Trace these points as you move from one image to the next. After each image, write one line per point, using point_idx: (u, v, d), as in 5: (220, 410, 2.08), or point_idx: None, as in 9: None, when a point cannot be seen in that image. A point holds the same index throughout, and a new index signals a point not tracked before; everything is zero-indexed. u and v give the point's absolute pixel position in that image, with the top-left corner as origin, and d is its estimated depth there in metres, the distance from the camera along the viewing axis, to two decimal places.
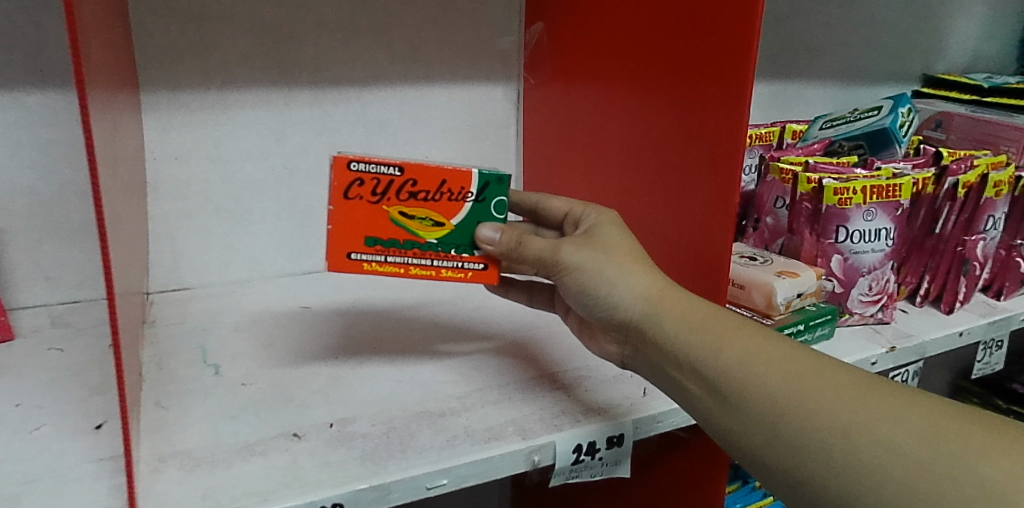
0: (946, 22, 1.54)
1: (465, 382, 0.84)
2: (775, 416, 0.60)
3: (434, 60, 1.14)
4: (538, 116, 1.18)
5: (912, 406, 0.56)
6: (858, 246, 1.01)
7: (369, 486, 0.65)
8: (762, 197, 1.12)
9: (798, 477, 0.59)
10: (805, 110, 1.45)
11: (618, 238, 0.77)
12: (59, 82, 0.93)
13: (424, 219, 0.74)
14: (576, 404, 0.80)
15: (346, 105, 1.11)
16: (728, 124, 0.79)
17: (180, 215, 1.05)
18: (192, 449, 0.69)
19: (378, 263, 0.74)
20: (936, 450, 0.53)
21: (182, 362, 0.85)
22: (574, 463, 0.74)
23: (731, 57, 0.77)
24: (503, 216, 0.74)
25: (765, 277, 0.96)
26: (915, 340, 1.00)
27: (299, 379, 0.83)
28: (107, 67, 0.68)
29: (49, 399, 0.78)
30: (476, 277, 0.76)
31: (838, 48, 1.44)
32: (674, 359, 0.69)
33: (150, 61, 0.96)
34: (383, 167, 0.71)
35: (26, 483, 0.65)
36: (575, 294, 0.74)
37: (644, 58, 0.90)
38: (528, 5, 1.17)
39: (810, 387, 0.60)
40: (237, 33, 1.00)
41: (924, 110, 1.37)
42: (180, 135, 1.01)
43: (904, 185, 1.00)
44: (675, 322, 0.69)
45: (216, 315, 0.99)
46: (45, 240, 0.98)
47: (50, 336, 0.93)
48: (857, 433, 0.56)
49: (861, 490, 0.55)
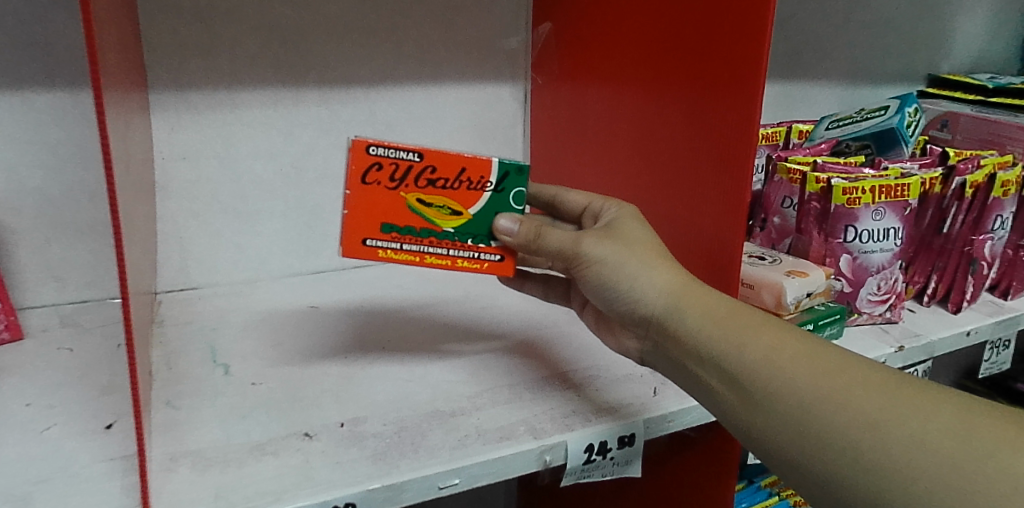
0: (950, 22, 1.54)
1: (475, 381, 0.84)
2: (801, 411, 0.60)
3: (442, 60, 1.14)
4: (546, 115, 1.18)
5: (941, 402, 0.56)
6: (867, 246, 1.01)
7: (382, 486, 0.65)
8: (769, 197, 1.12)
9: (822, 471, 0.59)
10: (810, 111, 1.46)
11: (639, 232, 0.77)
12: (68, 82, 0.93)
13: (442, 207, 0.74)
14: (587, 402, 0.80)
15: (355, 105, 1.11)
16: (741, 113, 0.78)
17: (188, 215, 1.05)
18: (203, 449, 0.69)
19: (393, 250, 0.74)
20: (966, 447, 0.53)
21: (192, 363, 0.85)
22: (586, 463, 0.74)
23: (743, 48, 0.77)
24: (522, 207, 0.75)
25: (774, 277, 0.95)
26: (923, 340, 1.00)
27: (310, 379, 0.82)
28: (118, 65, 0.68)
29: (59, 399, 0.78)
30: (492, 268, 0.77)
31: (844, 48, 1.44)
32: (696, 353, 0.69)
33: (158, 60, 0.96)
34: (403, 152, 0.71)
35: (39, 482, 0.64)
36: (596, 287, 0.74)
37: (655, 56, 0.90)
38: (536, 5, 1.17)
39: (836, 383, 0.60)
40: (245, 33, 1.00)
41: (930, 110, 1.38)
42: (188, 134, 1.01)
43: (913, 185, 1.00)
44: (697, 317, 0.69)
45: (223, 315, 0.99)
46: (53, 240, 0.98)
47: (59, 335, 0.93)
48: (884, 428, 0.56)
49: (886, 484, 0.55)
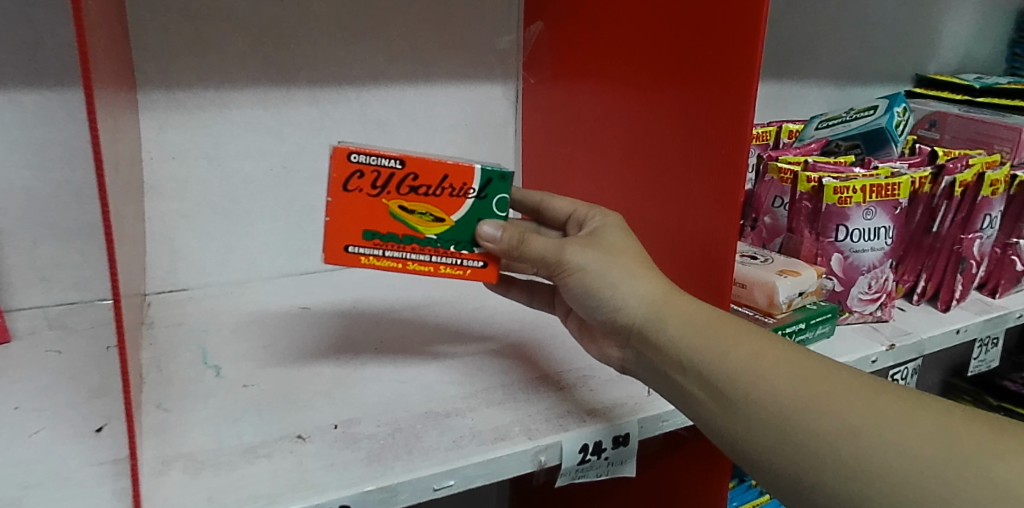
0: (938, 22, 1.56)
1: (468, 382, 0.83)
2: (781, 418, 0.61)
3: (433, 60, 1.14)
4: (538, 118, 1.18)
5: (921, 408, 0.57)
6: (858, 245, 1.01)
7: (376, 487, 0.65)
8: (760, 197, 1.12)
9: (806, 480, 0.59)
10: (800, 111, 1.46)
11: (622, 241, 0.76)
12: (55, 81, 0.91)
13: (424, 214, 0.73)
14: (579, 404, 0.80)
15: (345, 105, 1.10)
16: (734, 122, 0.78)
17: (177, 215, 1.04)
18: (195, 452, 0.69)
19: (376, 257, 0.74)
20: (946, 453, 0.53)
21: (183, 364, 0.84)
22: (580, 463, 0.74)
23: (734, 57, 0.77)
24: (505, 213, 0.74)
25: (766, 276, 0.96)
26: (913, 339, 1.01)
27: (303, 380, 0.82)
28: (107, 66, 0.67)
29: (48, 402, 0.77)
30: (476, 274, 0.76)
31: (833, 48, 1.45)
32: (678, 362, 0.68)
33: (146, 59, 0.95)
34: (385, 159, 0.70)
35: (28, 487, 0.64)
36: (577, 295, 0.74)
37: (647, 60, 0.90)
38: (527, 6, 1.16)
39: (817, 390, 0.60)
40: (236, 33, 0.99)
41: (918, 110, 1.38)
42: (178, 134, 1.00)
43: (903, 185, 1.00)
44: (678, 326, 0.69)
45: (214, 316, 0.98)
46: (41, 241, 0.97)
47: (47, 337, 0.92)
48: (867, 435, 0.56)
49: (870, 491, 0.55)
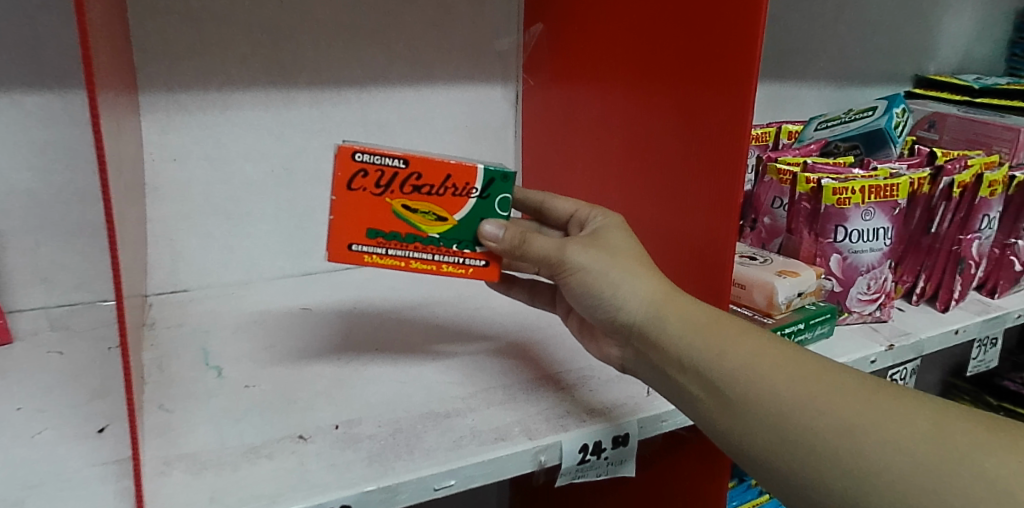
0: (937, 23, 1.56)
1: (469, 382, 0.84)
2: (778, 416, 0.61)
3: (434, 61, 1.14)
4: (538, 118, 1.18)
5: (915, 406, 0.57)
6: (857, 245, 1.02)
7: (377, 487, 0.65)
8: (759, 197, 1.13)
9: (802, 478, 0.59)
10: (799, 111, 1.47)
11: (623, 241, 0.77)
12: (57, 82, 0.92)
13: (427, 213, 0.73)
14: (579, 404, 0.80)
15: (346, 106, 1.11)
16: (732, 121, 0.78)
17: (178, 216, 1.04)
18: (197, 452, 0.69)
19: (379, 255, 0.74)
20: (941, 450, 0.54)
21: (184, 365, 0.85)
22: (580, 463, 0.74)
23: (733, 57, 0.77)
24: (507, 213, 0.74)
25: (766, 277, 0.97)
26: (912, 339, 1.01)
27: (304, 380, 0.82)
28: (109, 67, 0.68)
29: (50, 402, 0.77)
30: (477, 273, 0.76)
31: (833, 49, 1.46)
32: (677, 361, 0.69)
33: (148, 61, 0.96)
34: (388, 159, 0.71)
35: (31, 487, 0.64)
36: (578, 295, 0.74)
37: (646, 60, 0.91)
38: (527, 7, 1.17)
39: (814, 388, 0.61)
40: (237, 34, 1.00)
41: (917, 110, 1.39)
42: (179, 136, 1.01)
43: (902, 186, 1.00)
44: (679, 324, 0.69)
45: (216, 317, 0.99)
46: (42, 242, 0.97)
47: (49, 338, 0.92)
48: (860, 433, 0.57)
49: (865, 488, 0.55)
